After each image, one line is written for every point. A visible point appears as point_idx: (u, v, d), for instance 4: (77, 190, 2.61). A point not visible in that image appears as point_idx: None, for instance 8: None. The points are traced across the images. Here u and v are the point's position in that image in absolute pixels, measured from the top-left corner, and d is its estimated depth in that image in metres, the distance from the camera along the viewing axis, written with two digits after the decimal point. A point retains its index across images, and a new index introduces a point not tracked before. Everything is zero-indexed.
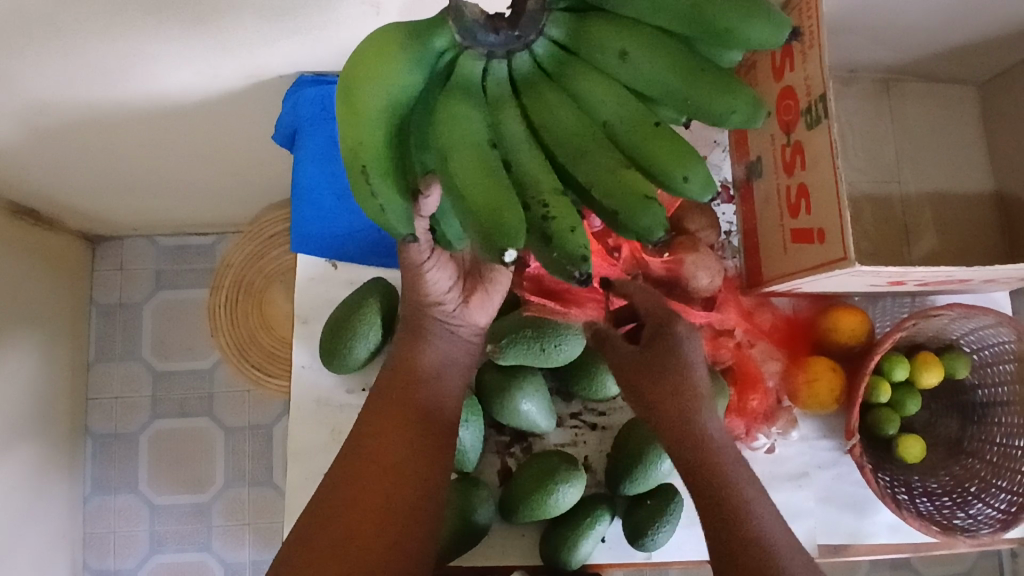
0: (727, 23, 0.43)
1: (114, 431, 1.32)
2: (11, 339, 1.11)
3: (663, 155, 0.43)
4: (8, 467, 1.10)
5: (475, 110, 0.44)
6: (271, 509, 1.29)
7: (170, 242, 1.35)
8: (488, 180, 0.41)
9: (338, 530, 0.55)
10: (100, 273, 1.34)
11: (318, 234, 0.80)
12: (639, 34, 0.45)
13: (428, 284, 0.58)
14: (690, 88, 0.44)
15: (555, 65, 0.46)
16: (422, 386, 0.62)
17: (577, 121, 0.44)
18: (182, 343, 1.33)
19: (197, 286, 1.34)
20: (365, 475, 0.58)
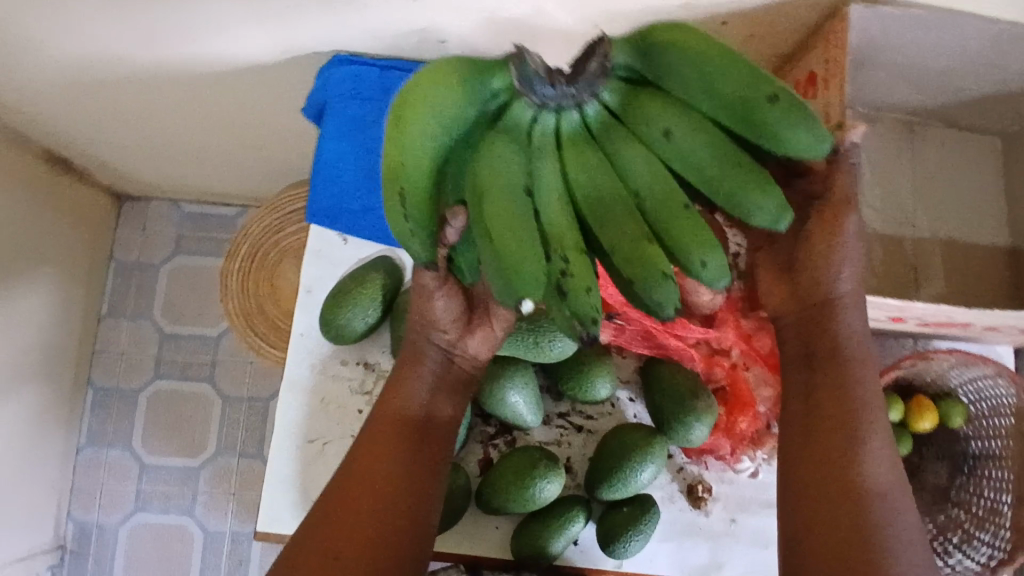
0: (774, 126, 0.45)
1: (115, 386, 1.34)
2: (27, 283, 1.15)
3: (687, 238, 0.45)
4: (7, 404, 1.12)
5: (515, 158, 0.47)
6: (257, 482, 1.30)
7: (193, 208, 1.38)
8: (516, 229, 0.45)
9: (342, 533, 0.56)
10: (122, 231, 1.37)
11: (333, 208, 0.81)
12: (687, 115, 0.47)
13: (435, 311, 0.60)
14: (724, 175, 0.46)
15: (602, 129, 0.49)
16: (415, 401, 0.62)
17: (612, 187, 0.47)
18: (192, 309, 1.36)
19: (214, 255, 1.37)
20: (356, 488, 0.58)
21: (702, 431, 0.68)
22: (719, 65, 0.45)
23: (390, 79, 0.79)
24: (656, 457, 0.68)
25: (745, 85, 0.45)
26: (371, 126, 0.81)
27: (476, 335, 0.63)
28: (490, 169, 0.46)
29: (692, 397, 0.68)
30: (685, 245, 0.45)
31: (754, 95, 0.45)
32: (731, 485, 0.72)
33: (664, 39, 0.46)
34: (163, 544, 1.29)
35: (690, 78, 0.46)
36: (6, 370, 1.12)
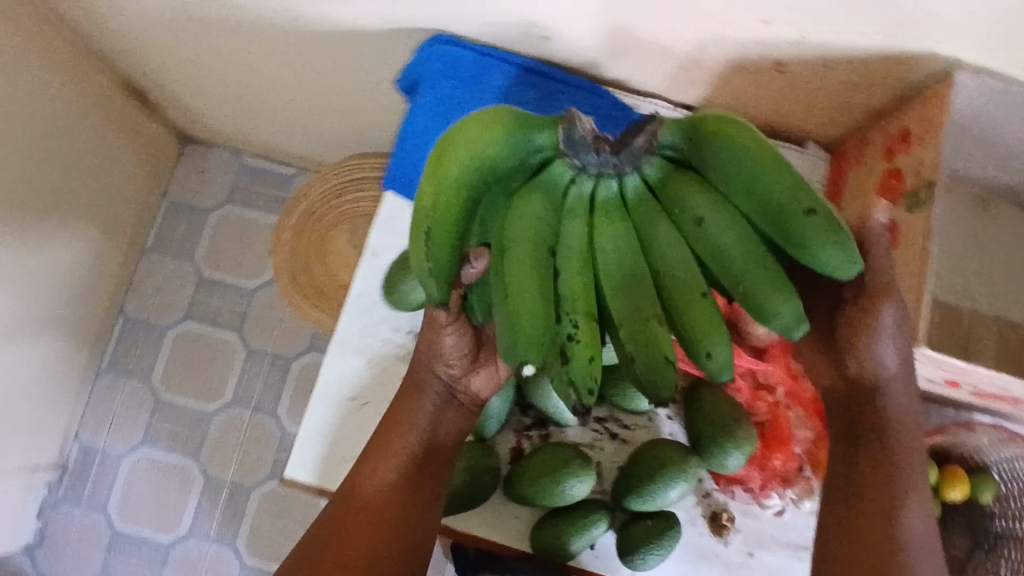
0: (808, 238, 0.46)
1: (145, 319, 1.36)
2: (81, 200, 1.17)
3: (698, 327, 0.47)
4: (38, 313, 1.14)
5: (545, 215, 0.51)
6: (265, 438, 1.30)
7: (253, 162, 1.40)
8: (531, 287, 0.48)
9: (346, 538, 0.61)
10: (180, 171, 1.40)
11: (411, 178, 0.82)
12: (721, 207, 0.49)
13: (445, 345, 0.61)
14: (747, 273, 0.47)
15: (637, 204, 0.51)
16: (412, 435, 0.65)
17: (634, 261, 0.50)
18: (234, 258, 1.38)
19: (266, 211, 1.39)
20: (350, 514, 0.62)
21: (738, 460, 0.68)
22: (761, 165, 0.48)
23: (487, 65, 0.81)
24: (687, 476, 0.68)
25: (786, 193, 0.47)
26: (458, 106, 0.81)
27: (481, 374, 0.64)
28: (518, 219, 0.50)
29: (733, 424, 0.68)
30: (691, 334, 0.47)
31: (793, 204, 0.47)
32: (754, 519, 0.72)
33: (716, 128, 0.49)
34: (162, 483, 1.30)
35: (733, 173, 0.49)
36: (44, 280, 1.14)
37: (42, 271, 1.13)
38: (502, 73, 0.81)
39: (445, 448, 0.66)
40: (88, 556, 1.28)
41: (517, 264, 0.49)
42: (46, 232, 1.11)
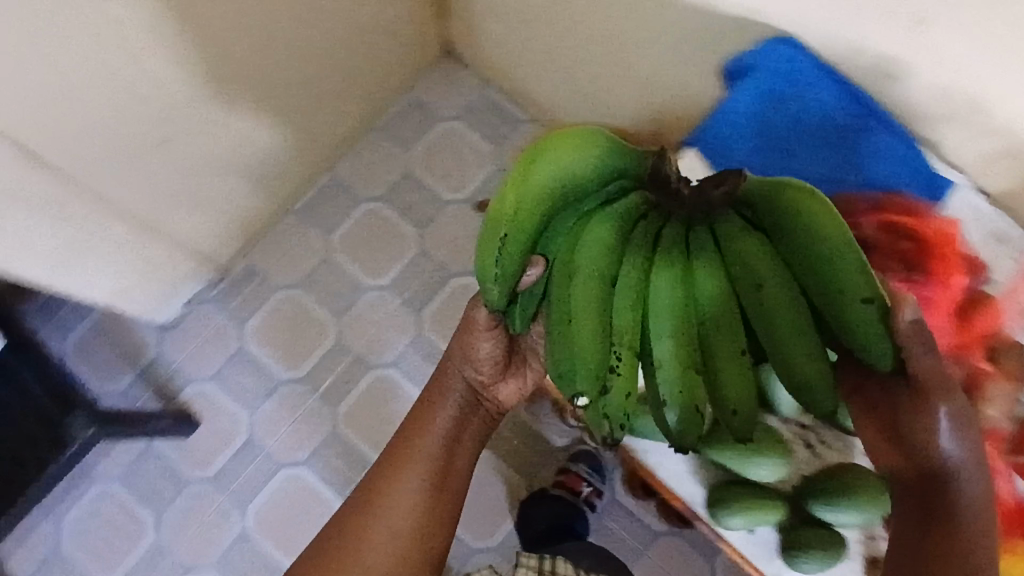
0: (854, 322, 0.51)
1: (347, 184, 1.46)
2: (353, 58, 1.28)
3: (729, 382, 0.52)
4: (278, 131, 1.25)
5: (609, 243, 0.54)
6: (401, 330, 1.38)
7: (495, 94, 1.48)
8: (589, 313, 0.53)
9: (381, 496, 0.84)
10: (429, 74, 1.50)
11: (717, 147, 0.89)
12: (780, 273, 0.53)
13: (479, 352, 0.82)
14: (786, 340, 0.52)
15: (700, 250, 0.54)
16: (434, 445, 0.85)
17: (683, 307, 0.54)
18: (444, 167, 1.47)
19: (488, 139, 1.47)
20: (387, 518, 0.83)
21: None
22: (830, 243, 0.50)
23: (822, 79, 0.84)
24: (869, 509, 0.69)
25: (842, 281, 0.50)
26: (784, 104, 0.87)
27: (507, 382, 0.86)
28: (589, 244, 0.54)
29: None
30: (724, 390, 0.52)
31: (843, 294, 0.51)
32: None
33: (788, 199, 0.52)
34: (297, 327, 1.38)
35: (799, 244, 0.52)
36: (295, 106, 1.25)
37: (297, 98, 1.23)
38: (831, 93, 0.84)
39: (466, 434, 0.87)
40: (208, 357, 1.37)
41: (578, 290, 0.53)
42: (318, 70, 1.22)
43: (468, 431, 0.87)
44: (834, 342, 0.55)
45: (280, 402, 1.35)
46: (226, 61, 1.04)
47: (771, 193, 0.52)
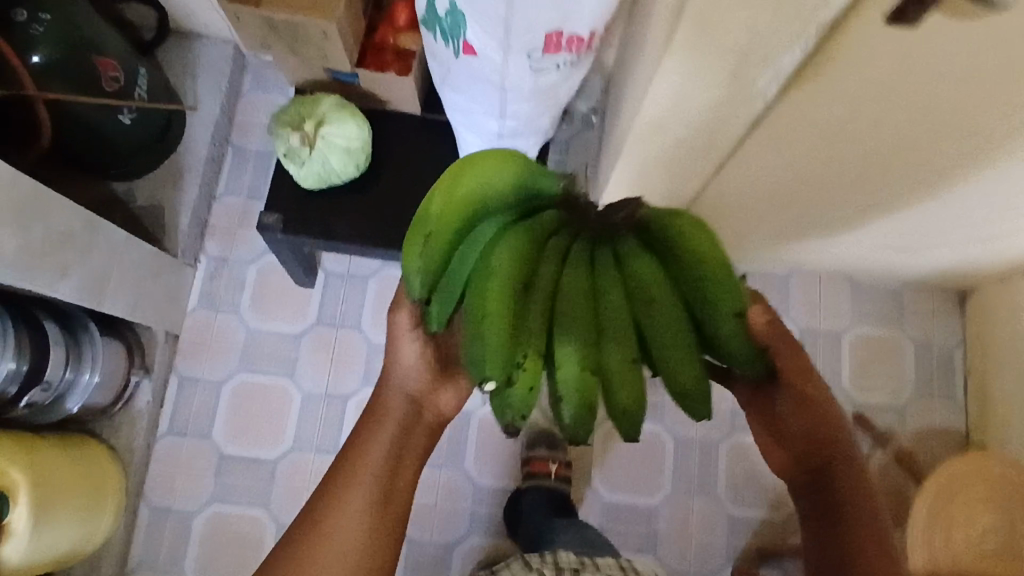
0: (729, 335, 0.60)
1: (791, 294, 1.51)
2: (926, 253, 1.31)
3: (621, 388, 0.56)
4: (824, 236, 1.32)
5: (524, 242, 0.59)
6: (716, 425, 1.42)
7: (957, 360, 1.48)
8: (501, 303, 0.55)
9: (315, 551, 0.72)
10: (928, 295, 1.50)
11: None
12: (666, 290, 0.59)
13: (411, 355, 0.74)
14: (671, 348, 0.59)
15: (604, 268, 0.60)
16: (372, 472, 0.74)
17: (585, 318, 0.57)
18: (865, 363, 1.48)
19: (917, 381, 1.47)
20: (321, 566, 0.71)
21: None
22: (704, 266, 0.58)
23: None
24: None
25: (723, 302, 0.59)
26: None
27: (448, 390, 0.77)
28: (506, 250, 0.57)
29: None
30: (618, 396, 0.57)
31: (723, 316, 0.59)
32: None
33: (682, 227, 0.59)
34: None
35: (685, 269, 0.60)
36: (856, 240, 1.30)
37: (863, 240, 1.29)
38: None
39: (407, 468, 0.76)
40: None
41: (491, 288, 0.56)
42: (906, 241, 1.26)
43: (409, 462, 0.76)
44: (714, 361, 0.65)
45: None
46: (885, 206, 1.10)
47: (665, 218, 0.60)
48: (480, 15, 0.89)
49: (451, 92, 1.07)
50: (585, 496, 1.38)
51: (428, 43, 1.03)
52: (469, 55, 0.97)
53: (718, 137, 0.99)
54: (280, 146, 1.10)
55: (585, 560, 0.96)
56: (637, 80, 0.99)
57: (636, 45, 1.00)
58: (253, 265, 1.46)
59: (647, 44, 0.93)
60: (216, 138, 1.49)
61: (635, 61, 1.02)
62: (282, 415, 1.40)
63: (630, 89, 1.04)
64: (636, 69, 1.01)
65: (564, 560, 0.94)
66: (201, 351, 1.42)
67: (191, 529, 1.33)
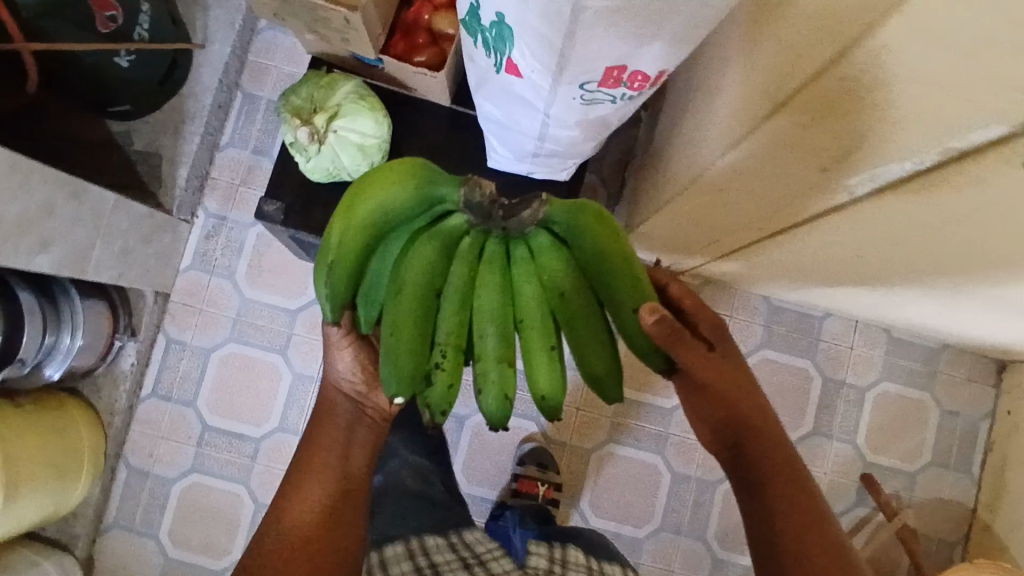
0: (631, 319, 0.66)
1: (823, 338, 1.40)
2: (981, 329, 1.20)
3: (536, 369, 0.63)
4: (876, 295, 1.20)
5: (434, 251, 0.62)
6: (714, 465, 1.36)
7: (981, 434, 1.40)
8: (413, 313, 0.62)
9: (286, 537, 0.81)
10: (966, 361, 1.40)
11: None
12: (573, 282, 0.64)
13: (341, 365, 0.85)
14: (577, 335, 0.65)
15: (514, 265, 0.63)
16: (328, 463, 0.84)
17: (498, 316, 0.63)
18: (884, 422, 1.40)
19: (932, 449, 1.40)
20: (292, 542, 0.81)
21: None
22: (606, 257, 0.63)
23: None
24: None
25: (621, 294, 0.65)
26: None
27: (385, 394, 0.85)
28: (416, 262, 0.63)
29: None
30: (534, 374, 0.63)
31: (625, 308, 0.65)
32: None
33: (585, 222, 0.62)
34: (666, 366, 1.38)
35: (591, 262, 0.64)
36: (911, 304, 1.18)
37: (920, 305, 1.17)
38: None
39: (357, 454, 0.86)
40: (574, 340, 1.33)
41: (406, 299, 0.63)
42: (966, 317, 1.14)
43: (358, 450, 0.86)
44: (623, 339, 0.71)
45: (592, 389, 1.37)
46: (959, 289, 0.98)
47: (572, 211, 0.62)
48: (531, 40, 0.74)
49: (484, 100, 0.94)
50: (571, 517, 1.34)
51: (464, 41, 0.87)
52: (511, 73, 0.83)
53: (777, 216, 0.85)
54: (287, 134, 0.97)
55: (591, 562, 1.11)
56: (698, 141, 0.87)
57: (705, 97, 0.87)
58: (254, 229, 1.37)
59: (718, 110, 0.81)
60: (226, 81, 1.34)
61: (698, 113, 0.90)
62: (270, 392, 1.34)
63: (687, 144, 0.92)
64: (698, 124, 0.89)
65: (573, 561, 1.08)
66: (192, 312, 1.35)
67: (168, 495, 1.31)
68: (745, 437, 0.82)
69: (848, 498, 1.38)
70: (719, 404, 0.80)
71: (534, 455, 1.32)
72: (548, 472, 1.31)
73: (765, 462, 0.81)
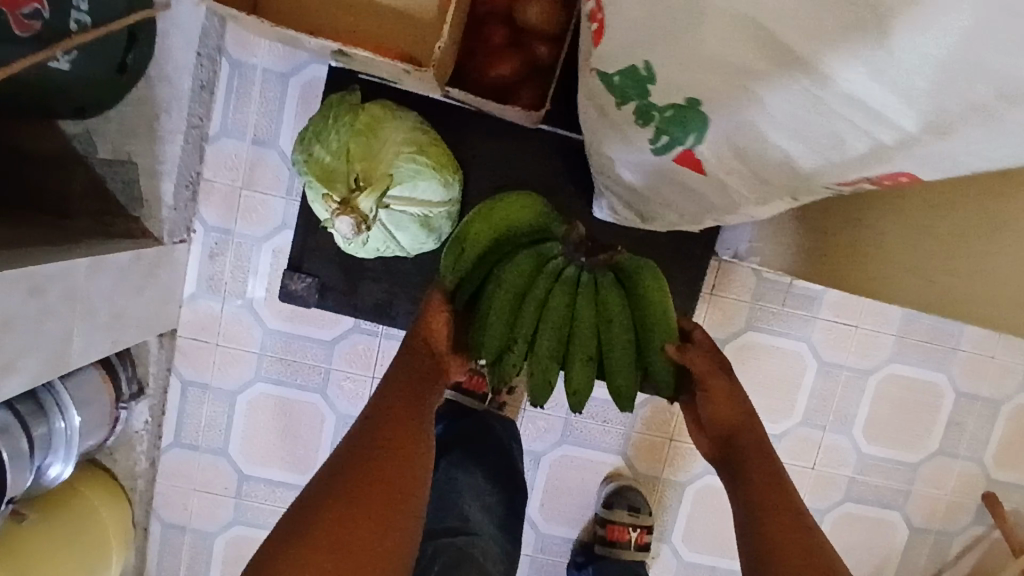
0: (656, 359, 0.70)
1: (961, 348, 1.17)
2: None
3: (572, 374, 0.68)
4: None
5: (528, 263, 0.67)
6: (821, 492, 1.21)
7: None
8: (503, 304, 0.67)
9: (326, 523, 0.58)
10: None
11: None
12: (624, 315, 0.68)
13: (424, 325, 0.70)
14: (612, 356, 0.69)
15: (583, 290, 0.67)
16: (389, 419, 0.65)
17: (556, 326, 0.67)
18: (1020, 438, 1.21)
19: None
20: (333, 525, 0.58)
21: None
22: (654, 302, 0.67)
23: None
24: None
25: (658, 332, 0.68)
26: None
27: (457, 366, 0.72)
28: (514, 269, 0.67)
29: None
30: (571, 382, 0.69)
31: (652, 349, 0.70)
32: None
33: (641, 275, 0.67)
34: (774, 386, 1.17)
35: (640, 303, 0.68)
36: None
37: None
38: None
39: (420, 417, 0.67)
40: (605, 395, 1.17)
41: (498, 291, 0.67)
42: None
43: (422, 414, 0.67)
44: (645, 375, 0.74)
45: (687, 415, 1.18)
46: None
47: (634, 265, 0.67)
48: (741, 143, 0.44)
49: (609, 156, 0.63)
50: (661, 554, 1.21)
51: (595, 89, 0.55)
52: (679, 162, 0.52)
53: None
54: (320, 209, 0.68)
55: None
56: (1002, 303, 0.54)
57: (937, 255, 0.58)
58: (268, 247, 1.07)
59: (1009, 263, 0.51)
60: (206, 51, 0.99)
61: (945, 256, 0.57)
62: (313, 435, 1.15)
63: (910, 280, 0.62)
64: (921, 280, 0.61)
65: None
66: (203, 351, 1.11)
67: (212, 549, 1.17)
68: (737, 437, 0.70)
69: (969, 520, 1.23)
70: (724, 405, 0.70)
71: (619, 486, 1.16)
72: (638, 504, 1.15)
73: (757, 470, 0.67)
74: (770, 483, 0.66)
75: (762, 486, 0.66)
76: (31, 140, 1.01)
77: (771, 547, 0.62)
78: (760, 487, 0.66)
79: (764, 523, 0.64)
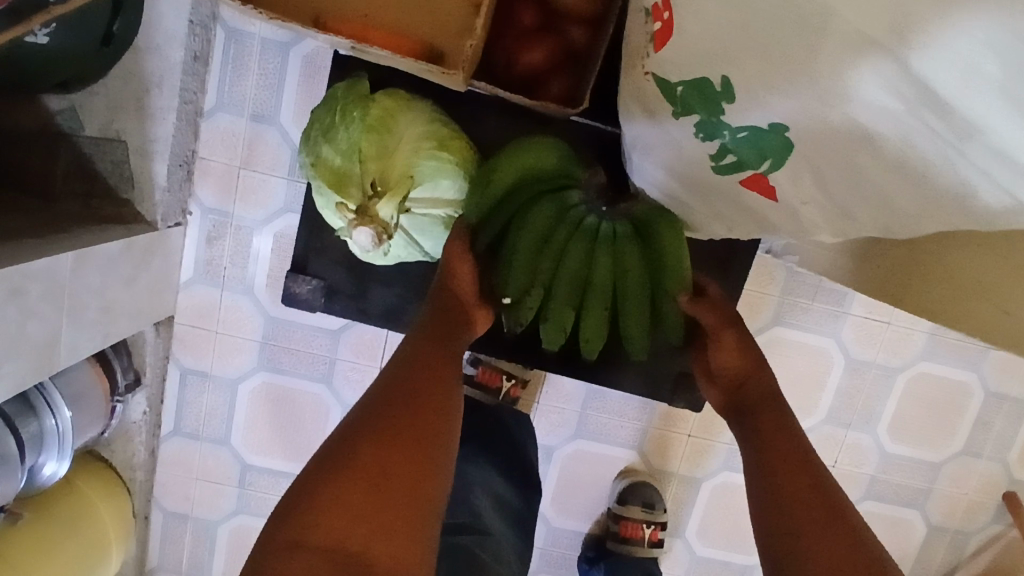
0: (671, 313, 0.69)
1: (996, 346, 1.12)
2: None
3: (587, 320, 0.69)
4: None
5: (550, 209, 0.66)
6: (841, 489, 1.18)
7: None
8: (525, 248, 0.67)
9: (345, 482, 0.52)
10: None
11: None
12: (639, 268, 0.66)
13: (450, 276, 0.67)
14: (628, 307, 0.68)
15: (603, 238, 0.66)
16: (415, 374, 0.60)
17: (573, 274, 0.67)
18: None
19: None
20: (354, 486, 0.52)
21: None
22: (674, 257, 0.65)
23: None
24: None
25: (674, 287, 0.67)
26: None
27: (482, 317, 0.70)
28: (536, 215, 0.66)
29: None
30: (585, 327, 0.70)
31: (668, 302, 0.68)
32: None
33: (663, 232, 0.64)
34: (797, 383, 1.12)
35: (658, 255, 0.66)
36: None
37: None
38: None
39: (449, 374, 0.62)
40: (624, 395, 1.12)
41: (521, 235, 0.67)
42: None
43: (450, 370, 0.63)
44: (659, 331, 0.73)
45: (705, 411, 1.14)
46: None
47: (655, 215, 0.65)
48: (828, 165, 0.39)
49: (649, 163, 0.56)
50: (674, 547, 1.18)
51: (643, 93, 0.48)
52: (742, 180, 0.46)
53: None
54: (331, 213, 0.62)
55: None
56: None
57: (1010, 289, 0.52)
58: (269, 230, 1.01)
59: None
60: (199, 19, 0.90)
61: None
62: (318, 426, 1.10)
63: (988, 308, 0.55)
64: (995, 308, 0.54)
65: None
66: (201, 339, 1.06)
67: (214, 539, 1.14)
68: (749, 386, 0.68)
69: (992, 521, 1.19)
70: (739, 360, 0.69)
71: (633, 482, 1.13)
72: (653, 500, 1.12)
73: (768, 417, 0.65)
74: (779, 429, 0.63)
75: (770, 432, 0.63)
76: (16, 116, 0.95)
77: (781, 488, 0.59)
78: (770, 433, 0.63)
79: (774, 466, 0.60)
